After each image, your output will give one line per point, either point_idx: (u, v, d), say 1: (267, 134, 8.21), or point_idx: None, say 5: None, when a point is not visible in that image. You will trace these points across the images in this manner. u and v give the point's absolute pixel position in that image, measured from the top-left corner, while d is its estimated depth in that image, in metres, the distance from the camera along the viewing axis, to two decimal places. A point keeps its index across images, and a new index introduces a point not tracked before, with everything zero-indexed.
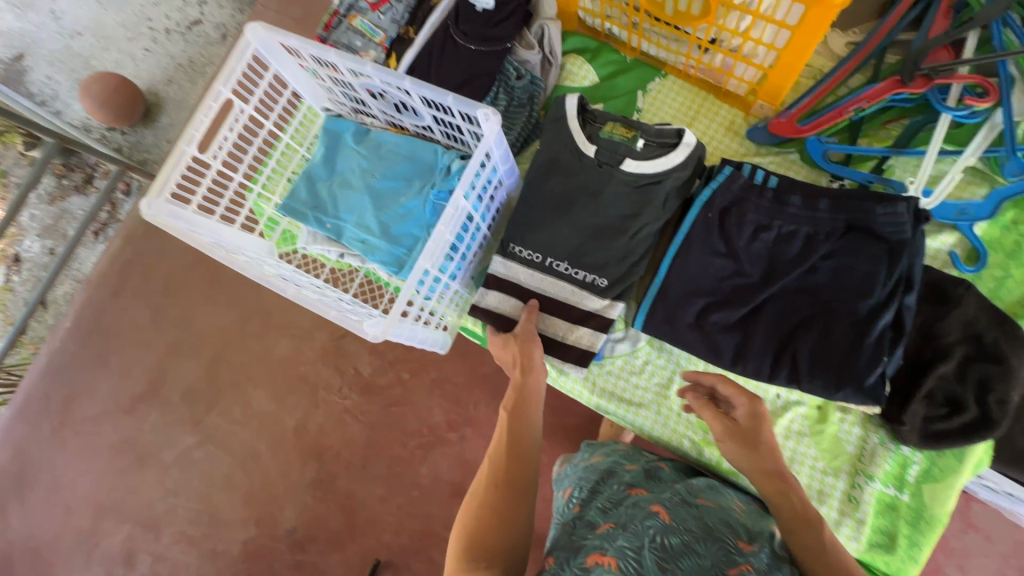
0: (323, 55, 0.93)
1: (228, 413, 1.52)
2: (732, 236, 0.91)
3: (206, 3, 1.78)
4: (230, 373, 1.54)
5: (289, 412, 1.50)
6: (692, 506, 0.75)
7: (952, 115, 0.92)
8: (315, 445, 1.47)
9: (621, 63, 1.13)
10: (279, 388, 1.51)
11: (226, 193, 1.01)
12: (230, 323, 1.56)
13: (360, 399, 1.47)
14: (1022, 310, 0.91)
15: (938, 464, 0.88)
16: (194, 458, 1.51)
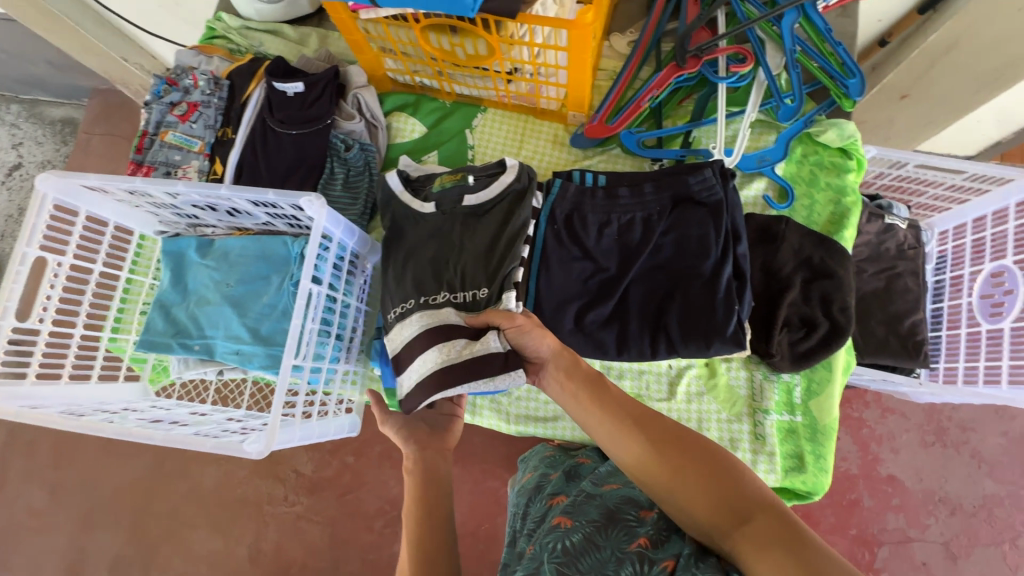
0: (132, 185, 0.89)
1: (169, 568, 1.37)
2: (582, 238, 0.96)
3: (21, 144, 1.65)
4: (159, 525, 1.39)
5: (237, 542, 1.37)
6: (593, 499, 0.85)
7: (725, 83, 1.05)
8: (276, 565, 1.35)
9: (443, 109, 1.18)
10: (219, 521, 1.39)
11: (68, 350, 0.93)
12: (143, 471, 1.42)
13: (311, 500, 1.38)
14: (834, 226, 1.04)
15: (815, 379, 0.98)
16: None
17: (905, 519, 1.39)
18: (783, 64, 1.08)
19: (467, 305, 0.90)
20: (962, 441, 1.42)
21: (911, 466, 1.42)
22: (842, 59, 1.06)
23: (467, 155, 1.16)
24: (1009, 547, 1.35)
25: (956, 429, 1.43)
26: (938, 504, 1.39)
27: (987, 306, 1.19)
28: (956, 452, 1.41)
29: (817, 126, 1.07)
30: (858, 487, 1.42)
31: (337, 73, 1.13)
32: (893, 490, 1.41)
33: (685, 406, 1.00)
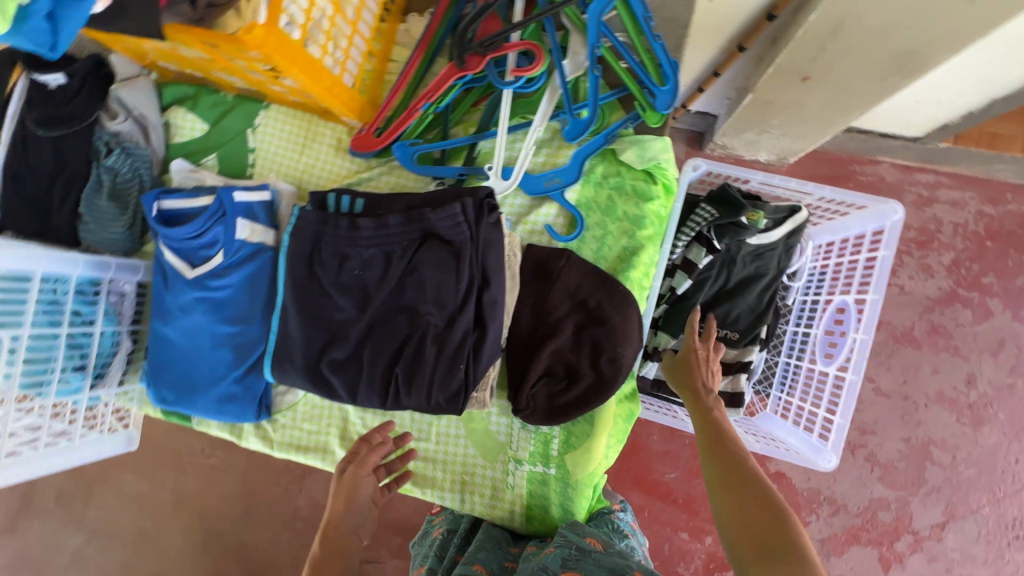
0: None
1: (104, 503, 1.61)
2: (323, 272, 0.88)
3: None
4: (95, 469, 1.61)
5: (161, 485, 1.59)
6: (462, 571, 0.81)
7: (509, 90, 0.90)
8: (196, 509, 1.57)
9: (225, 103, 1.06)
10: (146, 466, 1.60)
11: None
12: None
13: (225, 455, 1.57)
14: (620, 265, 0.92)
15: (574, 432, 0.92)
16: (87, 555, 1.60)
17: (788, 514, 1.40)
18: (584, 64, 0.90)
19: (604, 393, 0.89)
20: (859, 444, 1.39)
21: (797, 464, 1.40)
22: (658, 61, 0.86)
23: (247, 160, 1.05)
24: (884, 546, 1.37)
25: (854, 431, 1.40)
26: (823, 503, 1.39)
27: (825, 344, 1.07)
28: (851, 454, 1.40)
29: (619, 143, 0.92)
30: None
31: (102, 63, 1.02)
32: (778, 484, 1.41)
33: (439, 445, 0.97)
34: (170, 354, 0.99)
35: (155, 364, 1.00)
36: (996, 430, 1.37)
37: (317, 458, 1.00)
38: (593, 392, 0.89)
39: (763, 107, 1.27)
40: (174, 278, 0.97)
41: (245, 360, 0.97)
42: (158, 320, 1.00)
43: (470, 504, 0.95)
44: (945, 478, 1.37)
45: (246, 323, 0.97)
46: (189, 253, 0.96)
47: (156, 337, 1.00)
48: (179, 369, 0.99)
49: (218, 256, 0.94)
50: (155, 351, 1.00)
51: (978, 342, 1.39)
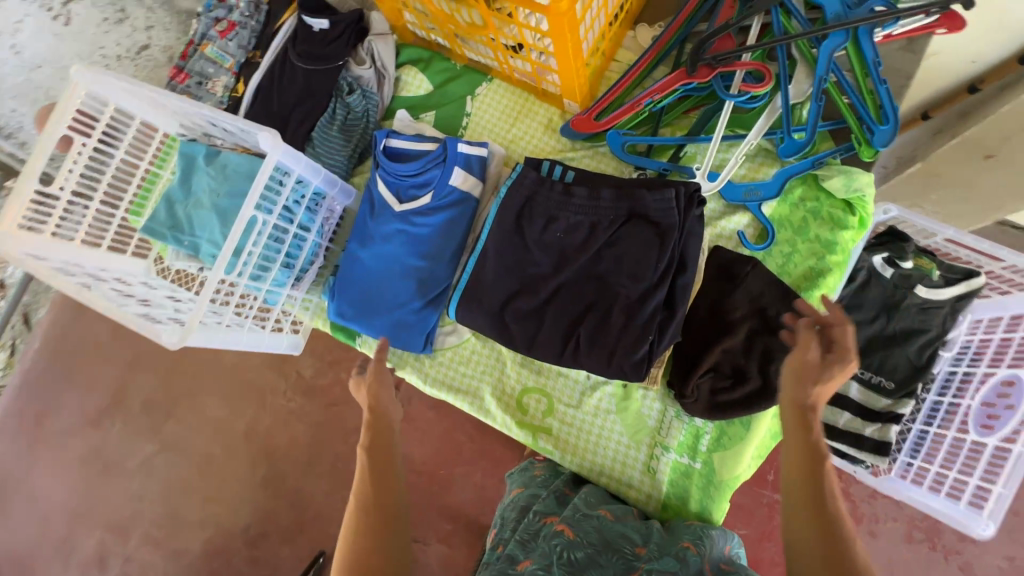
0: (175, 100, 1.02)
1: (184, 420, 1.67)
2: (527, 228, 0.96)
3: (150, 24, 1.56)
4: (184, 385, 1.69)
5: (239, 417, 1.65)
6: (591, 518, 0.86)
7: (732, 101, 0.96)
8: (264, 445, 1.62)
9: (452, 71, 1.19)
10: (230, 394, 1.66)
11: (109, 226, 1.11)
12: None
13: (304, 401, 1.62)
14: (805, 283, 0.95)
15: (727, 433, 0.94)
16: (155, 465, 1.65)
17: None
18: (806, 93, 0.97)
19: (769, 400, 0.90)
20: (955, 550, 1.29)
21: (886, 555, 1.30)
22: (880, 101, 0.91)
23: (461, 122, 1.17)
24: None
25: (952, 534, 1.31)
26: None
27: (982, 415, 1.04)
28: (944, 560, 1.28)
29: (825, 169, 0.96)
30: None
31: (363, 18, 1.18)
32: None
33: (589, 417, 0.99)
34: (359, 273, 1.09)
35: (342, 279, 1.10)
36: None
37: (465, 401, 1.06)
38: (755, 398, 0.91)
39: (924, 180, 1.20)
40: (382, 208, 1.08)
41: (427, 291, 1.05)
42: (355, 243, 1.10)
43: (604, 480, 0.99)
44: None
45: (438, 259, 1.05)
46: (402, 186, 1.06)
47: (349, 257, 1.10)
48: (364, 286, 1.08)
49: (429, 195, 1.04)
50: (344, 268, 1.10)
51: None
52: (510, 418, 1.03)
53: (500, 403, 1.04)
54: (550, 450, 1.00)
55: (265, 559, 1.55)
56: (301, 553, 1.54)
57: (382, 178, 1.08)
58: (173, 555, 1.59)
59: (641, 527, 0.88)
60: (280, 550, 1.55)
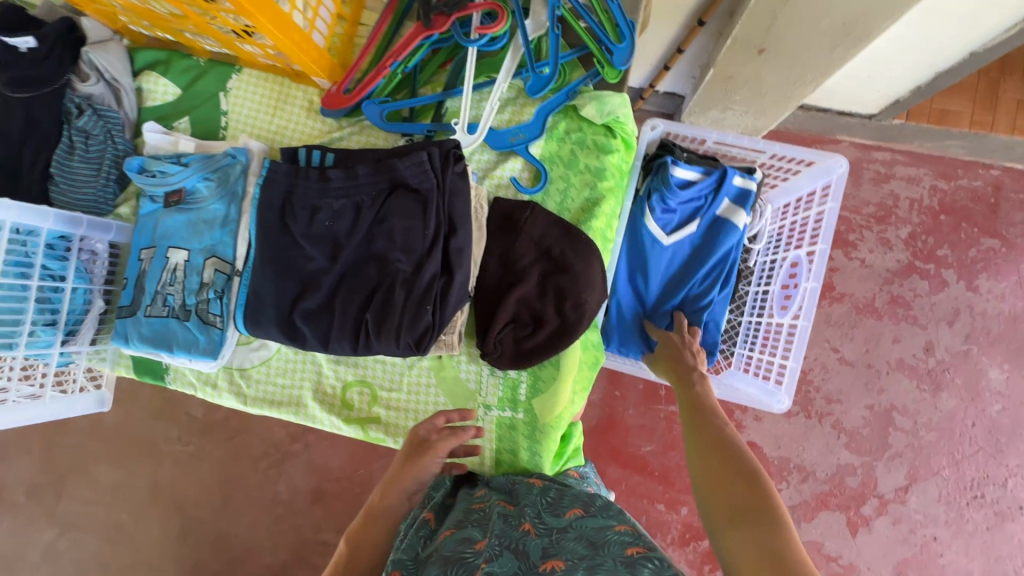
0: None
1: (78, 495, 1.53)
2: (292, 222, 0.90)
3: None
4: (67, 458, 1.53)
5: (136, 477, 1.52)
6: (431, 554, 0.74)
7: (473, 48, 0.93)
8: (171, 498, 1.51)
9: (197, 67, 1.08)
10: (118, 455, 1.53)
11: None
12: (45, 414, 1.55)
13: (201, 441, 1.52)
14: (584, 215, 0.96)
15: (541, 377, 0.95)
16: (59, 550, 1.52)
17: None
18: (545, 25, 0.93)
19: (567, 337, 0.92)
20: (825, 412, 1.46)
21: (768, 432, 1.47)
22: (615, 22, 0.90)
23: (220, 124, 1.07)
24: (851, 510, 1.43)
25: (822, 400, 1.46)
26: (793, 470, 1.44)
27: (782, 298, 1.10)
28: (819, 422, 1.46)
29: (579, 99, 0.96)
30: None
31: (75, 26, 1.04)
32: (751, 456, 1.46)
33: (413, 396, 0.98)
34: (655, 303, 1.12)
35: (622, 316, 1.13)
36: (955, 395, 1.45)
37: (290, 412, 1.01)
38: (559, 331, 0.93)
39: (725, 82, 1.24)
40: (654, 253, 1.10)
41: (220, 308, 1.00)
42: (673, 267, 1.12)
43: (439, 451, 0.97)
44: (907, 442, 1.44)
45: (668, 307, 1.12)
46: (706, 238, 1.10)
47: (668, 274, 1.12)
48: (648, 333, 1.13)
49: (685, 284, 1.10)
50: (663, 298, 1.13)
51: (935, 311, 1.47)
52: (338, 417, 1.00)
53: (324, 403, 1.01)
54: (384, 438, 0.98)
55: None
56: None
57: (161, 227, 1.02)
58: None
59: (480, 519, 0.81)
60: None
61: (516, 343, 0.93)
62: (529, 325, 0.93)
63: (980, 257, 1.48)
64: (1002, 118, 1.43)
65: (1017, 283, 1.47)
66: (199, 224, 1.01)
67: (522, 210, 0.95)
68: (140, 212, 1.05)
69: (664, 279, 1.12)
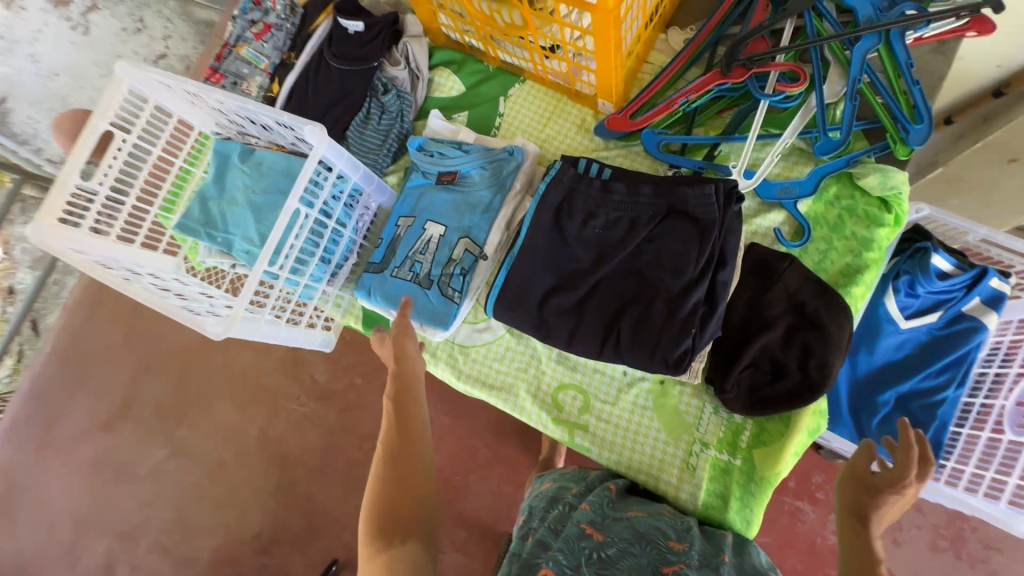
0: (214, 94, 1.01)
1: (196, 424, 1.60)
2: (565, 224, 0.97)
3: (171, 37, 1.76)
4: (197, 388, 1.62)
5: (251, 422, 1.58)
6: (622, 521, 0.83)
7: (767, 101, 0.97)
8: (278, 450, 1.55)
9: (485, 72, 1.21)
10: (242, 398, 1.60)
11: (120, 215, 1.07)
12: (194, 341, 1.65)
13: (318, 405, 1.56)
14: (843, 279, 0.96)
15: (767, 429, 0.93)
16: (165, 470, 1.58)
17: None
18: (840, 94, 0.99)
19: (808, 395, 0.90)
20: None
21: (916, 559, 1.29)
22: (914, 101, 0.93)
23: (494, 122, 1.19)
24: None
25: None
26: None
27: (1018, 415, 1.02)
28: None
29: (860, 167, 0.97)
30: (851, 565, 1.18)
31: (398, 19, 1.20)
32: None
33: (626, 414, 0.99)
34: (878, 380, 1.10)
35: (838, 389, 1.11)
36: None
37: (499, 398, 1.06)
38: (800, 388, 0.90)
39: (946, 184, 1.20)
40: (888, 333, 1.09)
41: (461, 283, 1.05)
42: (902, 351, 1.09)
43: (642, 474, 0.97)
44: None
45: (892, 388, 1.08)
46: (947, 331, 1.06)
47: (897, 358, 1.09)
48: (863, 412, 1.10)
49: (917, 370, 1.07)
50: (886, 379, 1.09)
51: None
52: (546, 414, 1.03)
53: (536, 397, 1.04)
54: (589, 447, 0.99)
55: (276, 568, 1.48)
56: (311, 563, 1.47)
57: (426, 200, 1.11)
58: (181, 564, 1.52)
59: (674, 527, 0.85)
60: (290, 559, 1.48)
61: (754, 388, 0.93)
62: (772, 373, 0.93)
63: None
64: None
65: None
66: (463, 206, 1.09)
67: (779, 262, 0.96)
68: (408, 184, 1.15)
69: (889, 360, 1.09)
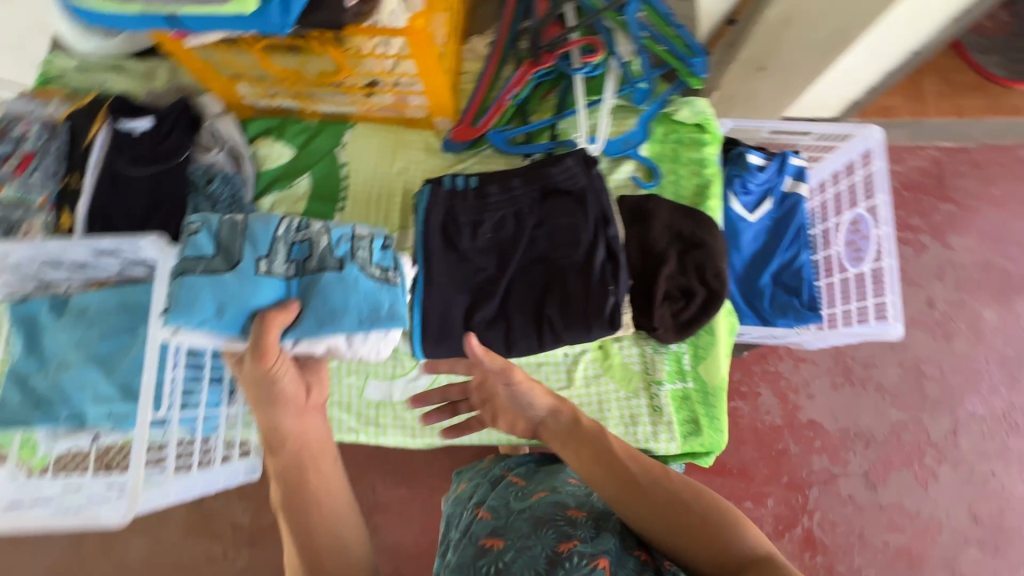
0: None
1: None
2: (457, 240, 0.96)
3: None
4: None
5: None
6: (523, 512, 0.82)
7: (580, 74, 1.09)
8: None
9: (310, 129, 1.15)
10: None
11: None
12: (55, 562, 1.29)
13: (249, 554, 1.30)
14: (699, 198, 1.10)
15: (701, 344, 1.03)
16: None
17: (829, 457, 1.57)
18: (632, 50, 1.13)
19: (716, 302, 1.01)
20: (866, 377, 1.62)
21: (823, 408, 1.61)
22: (685, 41, 1.12)
23: (341, 174, 1.13)
24: (915, 464, 1.57)
25: (860, 367, 1.63)
26: (855, 438, 1.58)
27: (850, 253, 1.28)
28: (863, 388, 1.62)
29: (671, 106, 1.13)
30: (784, 436, 1.59)
31: (190, 104, 1.08)
32: (814, 433, 1.60)
33: (584, 391, 1.02)
34: (753, 269, 1.27)
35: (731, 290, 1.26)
36: (964, 339, 1.67)
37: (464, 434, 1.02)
38: (711, 299, 1.01)
39: (725, 101, 1.48)
40: (743, 230, 1.27)
41: (386, 260, 0.89)
42: (760, 240, 1.28)
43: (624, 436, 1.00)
44: (940, 390, 1.62)
45: (766, 271, 1.26)
46: (781, 212, 1.28)
47: (757, 247, 1.28)
48: (756, 301, 1.26)
49: (775, 249, 1.27)
50: (760, 266, 1.27)
51: (925, 270, 1.73)
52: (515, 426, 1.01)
53: None
54: None
55: None
56: None
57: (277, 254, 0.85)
58: None
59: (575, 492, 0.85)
60: None
61: (678, 316, 1.01)
62: (684, 297, 1.02)
63: (946, 219, 1.78)
64: (930, 103, 1.82)
65: (978, 235, 1.77)
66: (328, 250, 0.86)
67: (648, 203, 1.07)
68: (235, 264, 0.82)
69: (754, 250, 1.28)
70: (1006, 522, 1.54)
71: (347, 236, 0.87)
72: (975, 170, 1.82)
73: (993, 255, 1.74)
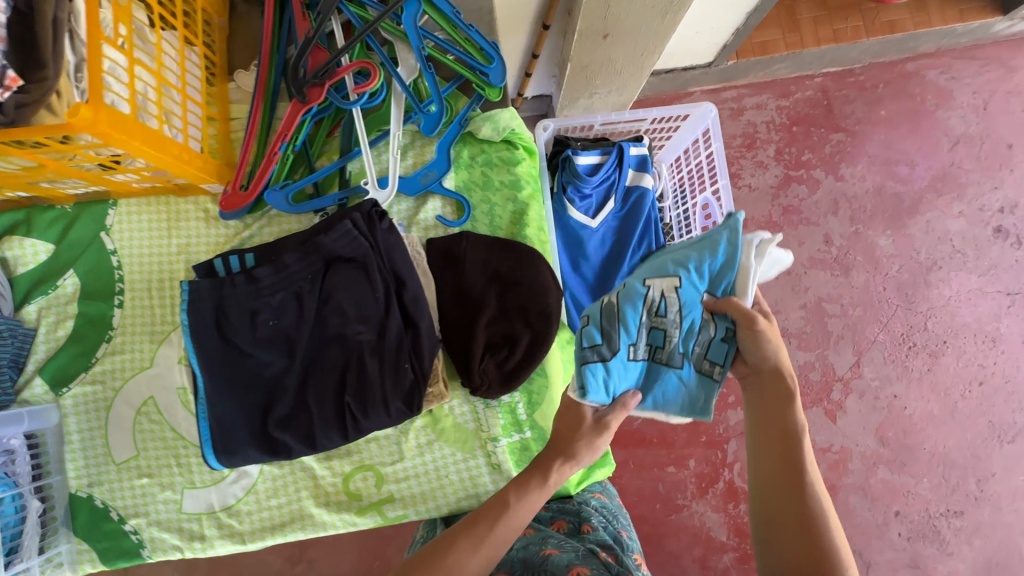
0: None
1: None
2: (233, 334, 0.85)
3: None
4: None
5: None
6: None
7: (357, 108, 0.94)
8: None
9: (65, 215, 0.99)
10: None
11: None
12: None
13: None
14: (517, 228, 0.99)
15: (534, 390, 0.96)
16: None
17: None
18: (416, 67, 0.96)
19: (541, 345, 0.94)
20: None
21: None
22: (478, 45, 0.94)
23: (111, 263, 0.98)
24: (824, 400, 1.57)
25: None
26: None
27: None
28: None
29: (473, 124, 0.99)
30: None
31: None
32: None
33: (418, 460, 0.95)
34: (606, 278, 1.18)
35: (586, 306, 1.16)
36: (862, 270, 1.64)
37: (297, 530, 0.94)
38: (534, 342, 0.94)
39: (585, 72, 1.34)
40: (587, 238, 1.17)
41: (718, 355, 0.83)
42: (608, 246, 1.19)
43: (466, 502, 0.94)
44: (843, 324, 1.61)
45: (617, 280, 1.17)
46: (626, 210, 1.18)
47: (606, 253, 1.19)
48: None
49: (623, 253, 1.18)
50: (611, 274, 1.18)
51: (821, 207, 1.67)
52: (348, 513, 0.94)
53: (328, 506, 0.94)
54: (403, 514, 0.93)
55: None
56: None
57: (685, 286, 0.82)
58: None
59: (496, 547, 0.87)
60: None
61: (502, 368, 0.93)
62: (506, 345, 0.94)
63: (836, 150, 1.70)
64: (807, 34, 1.61)
65: (870, 161, 1.70)
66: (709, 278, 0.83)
67: (458, 242, 0.97)
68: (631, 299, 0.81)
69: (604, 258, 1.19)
70: (910, 438, 1.56)
71: (697, 321, 0.83)
72: (862, 93, 1.72)
73: (885, 178, 1.69)
